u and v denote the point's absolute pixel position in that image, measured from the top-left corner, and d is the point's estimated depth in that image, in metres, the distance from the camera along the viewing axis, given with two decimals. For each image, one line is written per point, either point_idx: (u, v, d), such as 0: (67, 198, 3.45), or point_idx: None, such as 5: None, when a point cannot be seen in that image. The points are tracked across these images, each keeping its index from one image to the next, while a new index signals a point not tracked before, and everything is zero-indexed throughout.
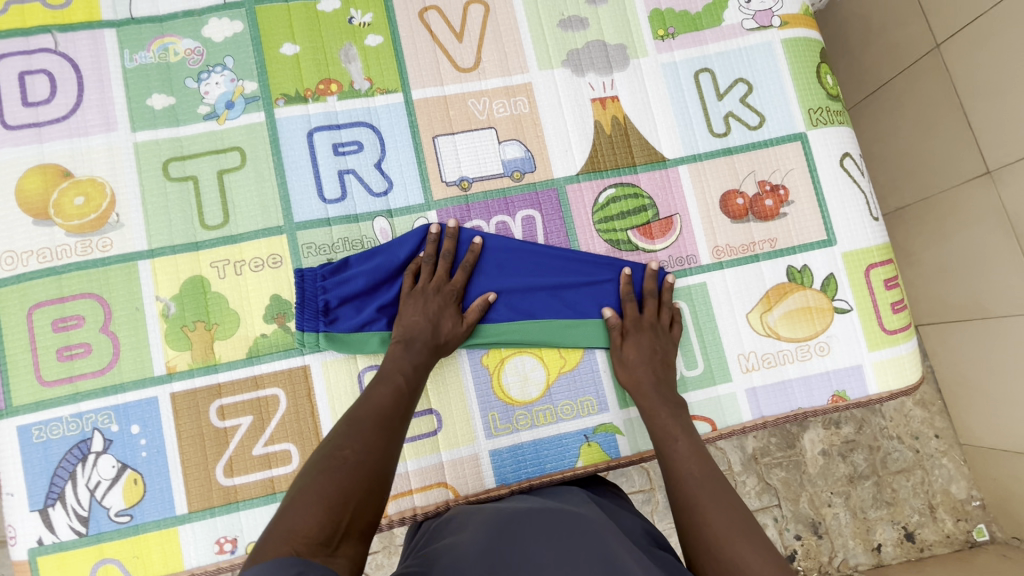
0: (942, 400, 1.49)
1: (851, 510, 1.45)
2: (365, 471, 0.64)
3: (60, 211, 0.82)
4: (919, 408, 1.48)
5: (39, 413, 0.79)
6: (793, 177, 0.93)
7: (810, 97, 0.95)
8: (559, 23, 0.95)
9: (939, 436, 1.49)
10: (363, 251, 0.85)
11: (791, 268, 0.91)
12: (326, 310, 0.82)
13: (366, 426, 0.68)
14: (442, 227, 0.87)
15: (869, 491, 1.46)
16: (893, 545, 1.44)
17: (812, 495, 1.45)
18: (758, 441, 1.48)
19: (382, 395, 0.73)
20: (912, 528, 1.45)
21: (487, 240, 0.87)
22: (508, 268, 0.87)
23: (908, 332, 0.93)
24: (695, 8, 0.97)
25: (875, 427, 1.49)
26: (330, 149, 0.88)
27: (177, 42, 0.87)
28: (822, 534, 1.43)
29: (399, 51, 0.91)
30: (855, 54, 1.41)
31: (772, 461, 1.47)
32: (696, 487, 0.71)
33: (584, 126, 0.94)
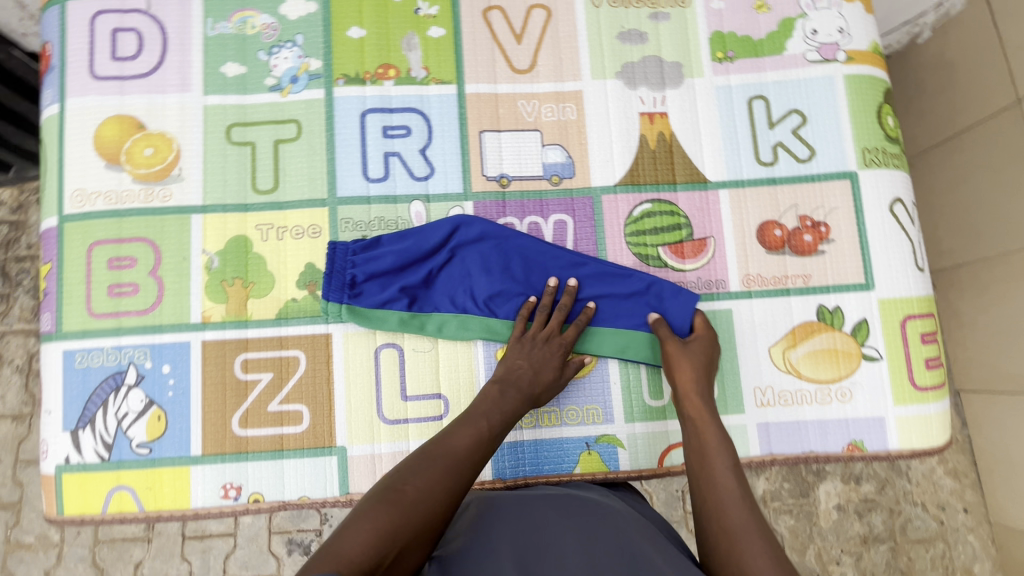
0: (975, 473, 1.41)
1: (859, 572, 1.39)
2: (421, 512, 0.60)
3: (131, 159, 0.89)
4: (950, 478, 1.40)
5: (83, 341, 0.86)
6: (837, 215, 0.91)
7: (867, 136, 0.93)
8: (618, 35, 0.96)
9: (968, 511, 1.40)
10: (396, 232, 0.88)
11: (822, 307, 0.89)
12: (352, 284, 0.86)
13: (440, 464, 0.65)
14: (473, 218, 0.88)
15: (883, 556, 1.39)
16: None
17: (820, 549, 1.39)
18: (769, 484, 1.43)
19: (464, 437, 0.70)
20: None
21: (516, 235, 0.88)
22: (532, 266, 0.88)
23: (940, 392, 0.89)
24: (759, 33, 0.96)
25: (897, 491, 1.42)
26: (380, 131, 0.91)
27: (255, 16, 0.93)
28: None
29: (459, 46, 0.94)
30: (925, 101, 1.36)
31: (782, 507, 1.41)
32: (719, 499, 0.68)
33: (629, 139, 0.94)
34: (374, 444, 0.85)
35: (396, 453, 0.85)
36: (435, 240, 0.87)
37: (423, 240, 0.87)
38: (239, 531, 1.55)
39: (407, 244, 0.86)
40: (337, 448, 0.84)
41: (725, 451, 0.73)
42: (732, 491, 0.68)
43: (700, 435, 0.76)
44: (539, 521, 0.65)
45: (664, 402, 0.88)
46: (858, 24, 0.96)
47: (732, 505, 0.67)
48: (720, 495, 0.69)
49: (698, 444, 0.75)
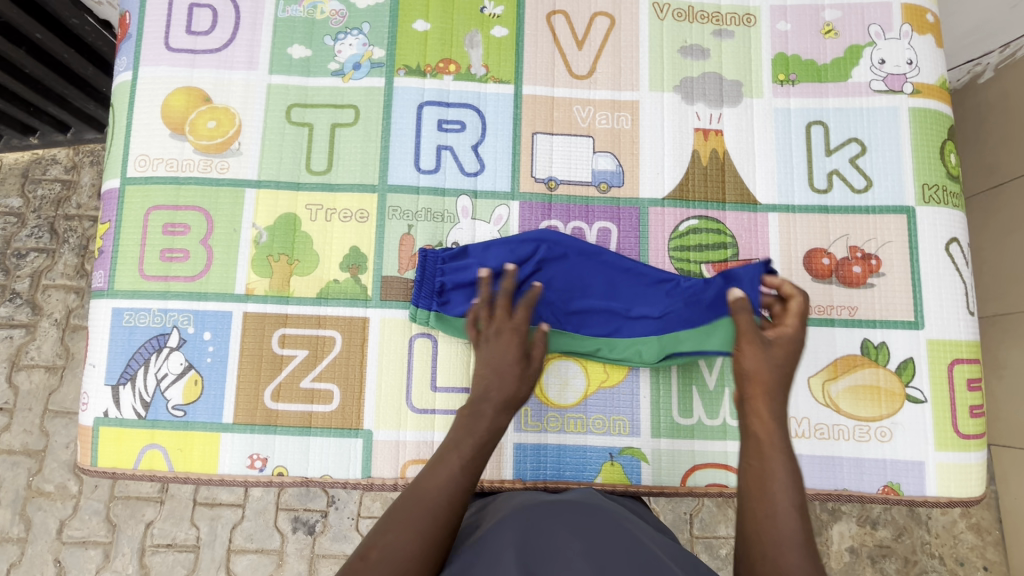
0: (998, 531, 1.50)
1: None
2: (385, 572, 0.56)
3: (194, 130, 0.92)
4: (971, 532, 1.50)
5: (133, 300, 0.88)
6: (889, 250, 0.89)
7: (927, 172, 0.91)
8: (680, 49, 0.96)
9: (987, 568, 1.49)
10: (482, 241, 0.88)
11: (867, 341, 0.87)
12: (441, 292, 0.86)
13: (411, 516, 0.62)
14: (556, 232, 0.88)
15: None
16: None
17: None
18: None
19: (437, 476, 0.67)
20: None
21: (601, 252, 0.88)
22: (616, 285, 0.88)
23: (982, 442, 0.86)
24: (824, 59, 0.95)
25: (908, 543, 1.51)
26: (435, 124, 0.92)
27: (325, 1, 0.96)
28: None
29: (520, 47, 0.95)
30: (984, 142, 1.32)
31: None
32: (772, 520, 0.60)
33: (681, 153, 0.94)
34: (399, 431, 0.86)
35: (420, 442, 0.86)
36: (529, 251, 0.86)
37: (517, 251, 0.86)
38: (247, 503, 1.57)
39: (500, 254, 0.86)
40: (363, 431, 0.85)
41: (790, 468, 0.64)
42: (793, 520, 0.60)
43: (764, 444, 0.66)
44: (536, 521, 0.64)
45: (693, 420, 0.88)
46: (928, 58, 0.94)
47: (788, 535, 0.59)
48: (774, 518, 0.60)
49: (760, 454, 0.66)
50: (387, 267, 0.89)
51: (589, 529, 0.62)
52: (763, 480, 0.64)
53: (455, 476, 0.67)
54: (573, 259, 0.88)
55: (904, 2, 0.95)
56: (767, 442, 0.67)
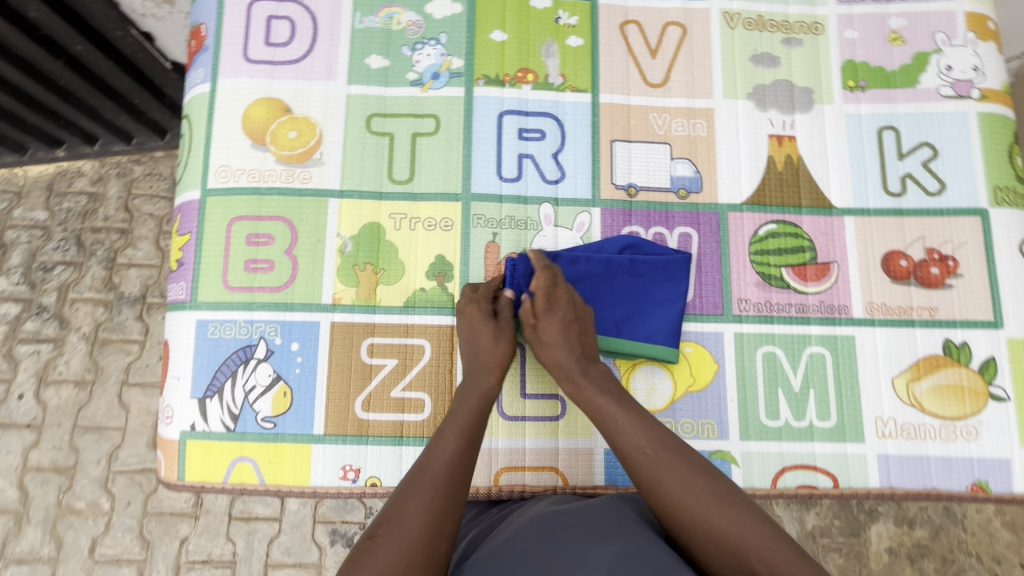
0: None
1: None
2: (394, 543, 0.60)
3: (275, 141, 0.92)
4: (1007, 530, 1.56)
5: (217, 312, 0.88)
6: (964, 251, 0.91)
7: (999, 175, 0.93)
8: (750, 57, 0.98)
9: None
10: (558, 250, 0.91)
11: (948, 342, 0.89)
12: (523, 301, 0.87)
13: (417, 491, 0.65)
14: (621, 240, 0.90)
15: None
16: None
17: None
18: (820, 520, 1.57)
19: (441, 454, 0.70)
20: None
21: (662, 255, 0.90)
22: (660, 291, 0.89)
23: None
24: (892, 65, 0.97)
25: (945, 542, 1.56)
26: (515, 133, 0.93)
27: (401, 13, 0.96)
28: None
29: (596, 56, 0.97)
30: None
31: (832, 544, 1.56)
32: (657, 473, 0.67)
33: (757, 159, 0.95)
34: (491, 438, 0.86)
35: (513, 449, 0.86)
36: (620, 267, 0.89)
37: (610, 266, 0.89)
38: (285, 517, 1.55)
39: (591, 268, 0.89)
40: None
41: (628, 422, 0.72)
42: (665, 461, 0.68)
43: (605, 415, 0.74)
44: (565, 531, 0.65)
45: (781, 423, 0.88)
46: (994, 65, 0.96)
47: (675, 475, 0.66)
48: (652, 472, 0.68)
49: (612, 428, 0.72)
50: (473, 274, 0.89)
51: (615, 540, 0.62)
52: (621, 448, 0.71)
53: (458, 452, 0.70)
54: (662, 274, 0.89)
55: (968, 10, 0.98)
56: (601, 410, 0.74)
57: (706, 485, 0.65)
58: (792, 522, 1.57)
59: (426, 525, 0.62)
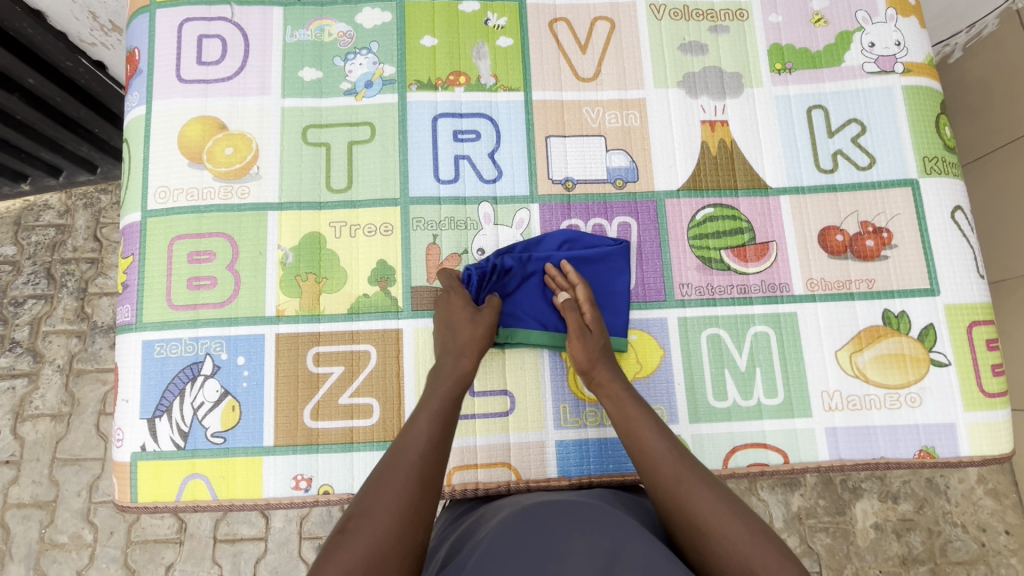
0: (1015, 496, 1.57)
1: None
2: (404, 506, 0.63)
3: (212, 158, 0.92)
4: (989, 498, 1.57)
5: (162, 331, 0.88)
6: (898, 222, 0.93)
7: (926, 145, 0.95)
8: (679, 46, 1.00)
9: (1008, 533, 1.56)
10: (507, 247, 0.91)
11: (887, 312, 0.91)
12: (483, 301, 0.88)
13: (397, 469, 0.67)
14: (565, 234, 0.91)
15: None
16: None
17: (858, 567, 1.53)
18: (806, 502, 1.58)
19: (414, 442, 0.70)
20: None
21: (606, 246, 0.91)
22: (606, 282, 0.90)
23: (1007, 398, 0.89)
24: (817, 46, 0.99)
25: (931, 515, 1.56)
26: (450, 135, 0.94)
27: (332, 25, 0.98)
28: None
29: (526, 54, 0.98)
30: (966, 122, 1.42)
31: (819, 525, 1.56)
32: (675, 474, 0.70)
33: (690, 145, 0.97)
34: None
35: (463, 447, 0.86)
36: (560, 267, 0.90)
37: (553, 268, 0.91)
38: (270, 535, 1.54)
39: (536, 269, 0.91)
40: None
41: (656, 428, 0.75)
42: (680, 470, 0.70)
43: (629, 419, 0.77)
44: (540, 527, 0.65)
45: (728, 403, 0.89)
46: (916, 41, 0.98)
47: (689, 477, 0.69)
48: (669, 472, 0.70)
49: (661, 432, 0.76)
50: (415, 277, 0.90)
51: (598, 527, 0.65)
52: (645, 450, 0.73)
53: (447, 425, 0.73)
54: (599, 265, 0.90)
55: None
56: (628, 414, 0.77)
57: (713, 494, 0.67)
58: (779, 505, 1.58)
59: (422, 499, 0.65)
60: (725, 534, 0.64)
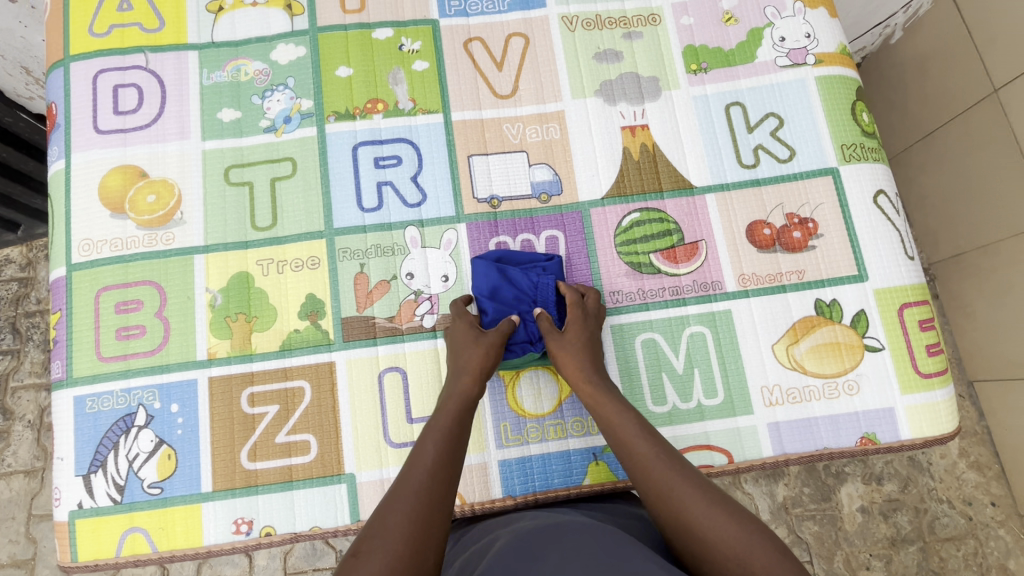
0: (999, 466, 1.45)
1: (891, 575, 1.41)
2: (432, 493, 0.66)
3: (134, 207, 0.92)
4: (973, 471, 1.44)
5: (93, 385, 0.87)
6: (822, 211, 0.94)
7: (844, 133, 0.96)
8: (594, 55, 1.00)
9: (995, 504, 1.44)
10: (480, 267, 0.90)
11: (819, 302, 0.91)
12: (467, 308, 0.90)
13: (409, 480, 0.67)
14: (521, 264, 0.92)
15: (913, 556, 1.41)
16: None
17: (848, 554, 1.41)
18: (790, 490, 1.46)
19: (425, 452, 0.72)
20: None
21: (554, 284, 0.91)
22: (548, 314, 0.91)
23: (945, 377, 0.89)
24: (730, 44, 1.00)
25: (920, 490, 1.45)
26: (371, 163, 0.95)
27: (248, 63, 0.98)
28: None
29: (442, 76, 0.99)
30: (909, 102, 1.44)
31: (805, 513, 1.44)
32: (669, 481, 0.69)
33: (613, 152, 0.97)
34: (382, 468, 0.85)
35: None
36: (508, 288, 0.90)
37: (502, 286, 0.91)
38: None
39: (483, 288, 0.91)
40: (346, 476, 0.85)
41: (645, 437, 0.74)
42: (673, 474, 0.69)
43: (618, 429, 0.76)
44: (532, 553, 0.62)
45: (669, 407, 0.89)
46: (826, 32, 1.00)
47: (681, 482, 0.68)
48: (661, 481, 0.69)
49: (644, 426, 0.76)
50: (345, 308, 0.90)
51: (594, 541, 0.63)
52: (638, 458, 0.72)
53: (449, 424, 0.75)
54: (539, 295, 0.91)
55: None
56: (618, 427, 0.76)
57: (707, 500, 0.66)
58: (766, 496, 1.45)
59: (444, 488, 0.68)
60: (719, 536, 0.62)
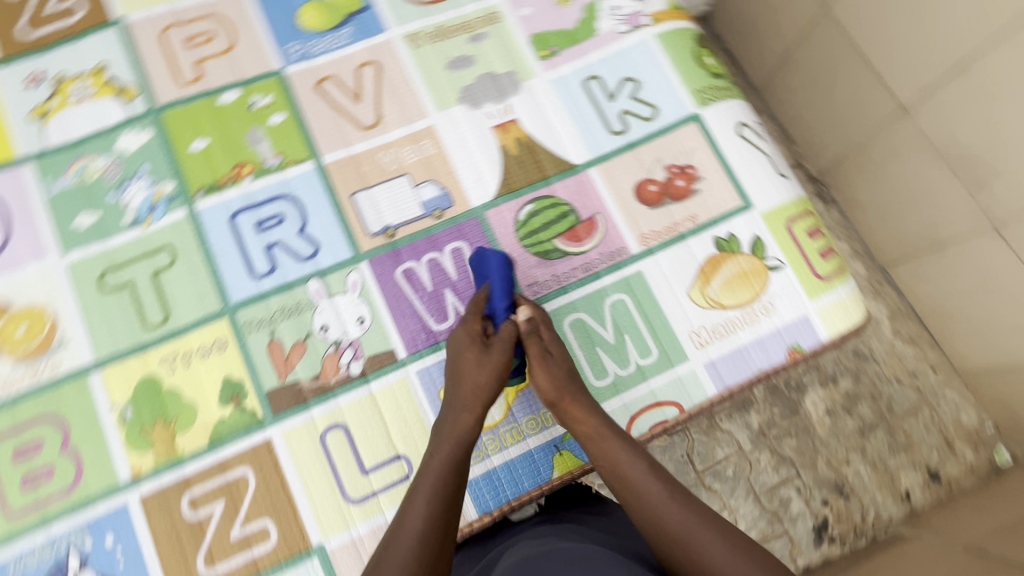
0: (928, 333, 1.38)
1: (871, 464, 1.29)
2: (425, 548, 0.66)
3: (6, 342, 0.85)
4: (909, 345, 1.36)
5: (10, 546, 0.79)
6: (697, 156, 0.99)
7: (695, 79, 1.02)
8: (447, 65, 1.01)
9: (936, 369, 1.35)
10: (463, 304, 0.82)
11: (717, 239, 0.96)
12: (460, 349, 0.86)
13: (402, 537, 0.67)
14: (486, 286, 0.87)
15: (883, 440, 1.30)
16: (920, 490, 1.28)
17: (828, 457, 1.28)
18: (761, 413, 1.31)
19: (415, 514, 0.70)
20: (934, 467, 1.29)
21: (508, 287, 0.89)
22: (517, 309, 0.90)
23: (842, 274, 0.96)
24: (570, 24, 1.04)
25: (873, 372, 1.34)
26: (253, 228, 0.91)
27: (92, 162, 0.92)
28: (848, 494, 1.26)
29: (302, 123, 0.97)
30: None
31: (780, 432, 1.30)
32: (660, 498, 0.68)
33: (491, 152, 0.98)
34: (351, 529, 0.82)
35: (376, 529, 0.82)
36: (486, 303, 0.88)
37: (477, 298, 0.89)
38: None
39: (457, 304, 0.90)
40: (314, 549, 0.81)
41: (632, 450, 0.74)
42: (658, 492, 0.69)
43: (600, 446, 0.75)
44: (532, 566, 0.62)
45: (612, 378, 0.91)
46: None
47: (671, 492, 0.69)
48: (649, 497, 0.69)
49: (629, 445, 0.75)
50: (267, 381, 0.86)
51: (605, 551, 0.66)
52: (626, 481, 0.71)
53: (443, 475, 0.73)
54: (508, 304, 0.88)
55: None
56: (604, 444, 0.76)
57: (691, 519, 0.66)
58: (741, 428, 1.30)
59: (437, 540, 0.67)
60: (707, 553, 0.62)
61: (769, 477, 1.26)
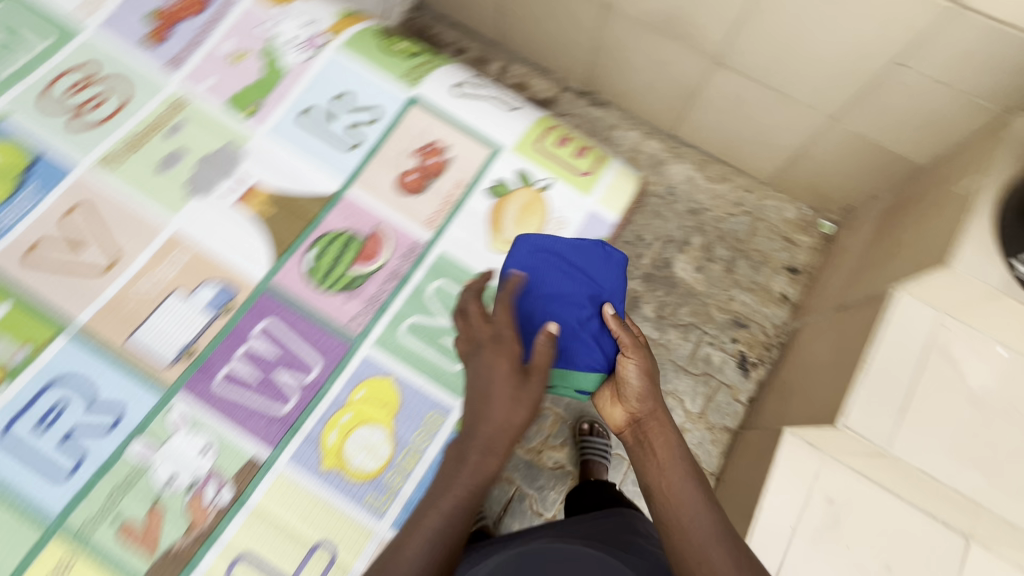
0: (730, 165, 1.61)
1: (747, 289, 1.54)
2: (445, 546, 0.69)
3: None
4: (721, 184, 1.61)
5: None
6: (434, 130, 1.04)
7: (396, 68, 1.06)
8: (158, 168, 0.96)
9: (750, 189, 1.61)
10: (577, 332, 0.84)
11: (490, 189, 1.01)
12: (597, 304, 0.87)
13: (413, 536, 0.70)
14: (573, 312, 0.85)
15: (746, 267, 1.56)
16: (790, 286, 1.55)
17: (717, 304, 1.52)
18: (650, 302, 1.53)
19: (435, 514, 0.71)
20: (788, 263, 1.57)
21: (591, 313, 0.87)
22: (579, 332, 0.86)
23: (601, 162, 1.06)
24: (255, 74, 1.03)
25: (711, 219, 1.60)
26: (36, 432, 0.81)
27: None
28: (745, 322, 1.52)
29: (32, 301, 0.87)
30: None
31: (673, 307, 1.52)
32: (700, 519, 0.73)
33: (247, 226, 0.95)
34: None
35: None
36: (586, 295, 0.87)
37: (543, 283, 0.87)
38: None
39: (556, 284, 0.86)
40: None
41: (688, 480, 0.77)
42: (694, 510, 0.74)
43: (663, 466, 0.79)
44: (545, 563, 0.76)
45: None
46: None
47: (694, 504, 0.75)
48: (692, 517, 0.74)
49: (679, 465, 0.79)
50: (137, 566, 0.78)
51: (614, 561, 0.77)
52: (670, 494, 0.76)
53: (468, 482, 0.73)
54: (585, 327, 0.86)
55: None
56: (665, 458, 0.79)
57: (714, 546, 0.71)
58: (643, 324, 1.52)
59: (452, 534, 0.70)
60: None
61: (682, 348, 1.48)
